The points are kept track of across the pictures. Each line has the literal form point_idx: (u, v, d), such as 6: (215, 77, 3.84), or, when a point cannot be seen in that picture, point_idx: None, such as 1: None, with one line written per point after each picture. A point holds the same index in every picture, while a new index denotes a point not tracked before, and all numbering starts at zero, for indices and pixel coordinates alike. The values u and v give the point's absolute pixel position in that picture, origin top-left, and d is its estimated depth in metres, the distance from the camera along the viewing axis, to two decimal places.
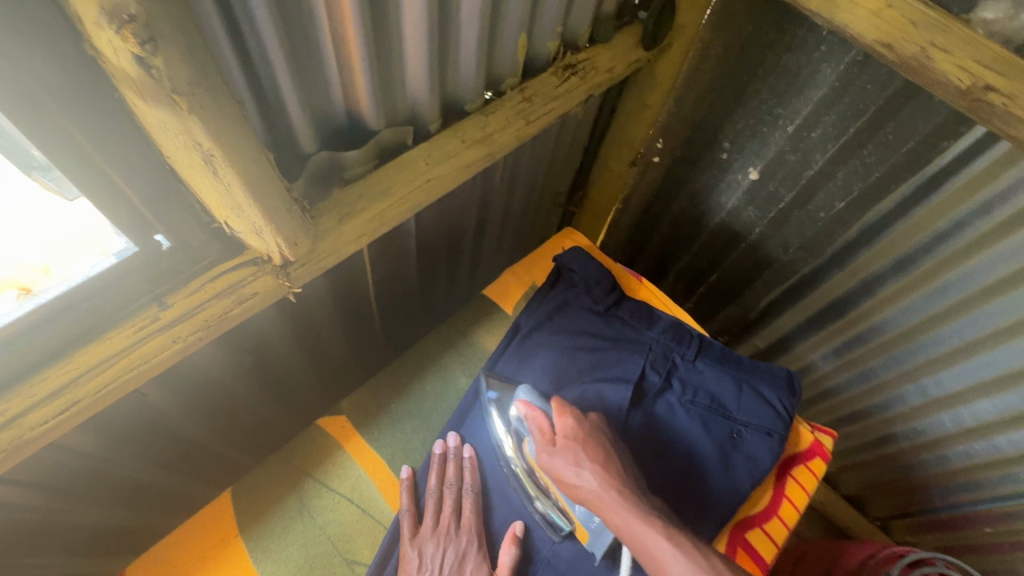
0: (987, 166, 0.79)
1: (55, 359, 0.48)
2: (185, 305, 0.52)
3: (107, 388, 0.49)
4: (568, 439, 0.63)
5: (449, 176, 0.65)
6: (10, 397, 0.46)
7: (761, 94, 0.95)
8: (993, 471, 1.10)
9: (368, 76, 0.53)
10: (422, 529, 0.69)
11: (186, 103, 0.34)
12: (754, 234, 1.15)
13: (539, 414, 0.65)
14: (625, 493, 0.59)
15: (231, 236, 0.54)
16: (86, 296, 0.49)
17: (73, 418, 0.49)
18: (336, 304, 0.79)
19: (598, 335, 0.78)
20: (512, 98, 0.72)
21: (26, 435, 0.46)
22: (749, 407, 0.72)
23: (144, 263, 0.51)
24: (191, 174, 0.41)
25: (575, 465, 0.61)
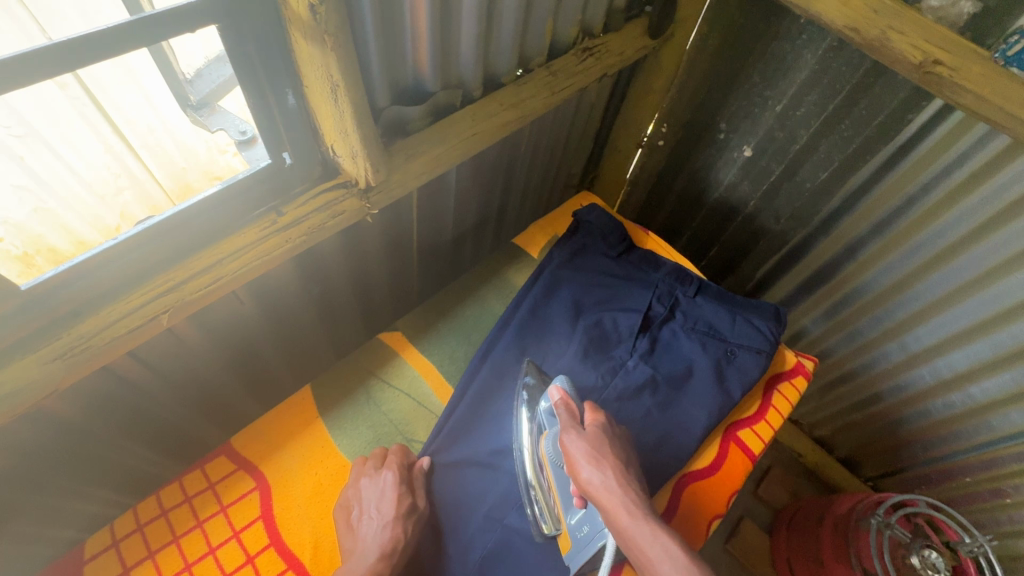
0: (945, 134, 0.92)
1: (205, 245, 0.62)
2: (298, 214, 0.66)
3: (242, 270, 0.63)
4: (595, 434, 0.69)
5: (489, 133, 0.80)
6: (177, 268, 0.60)
7: (752, 78, 1.09)
8: (970, 420, 1.21)
9: (433, 43, 0.67)
10: (359, 482, 0.77)
11: (333, 42, 0.50)
12: (749, 207, 1.28)
13: (571, 403, 0.73)
14: (632, 496, 0.63)
15: (332, 158, 0.68)
16: (233, 196, 0.62)
17: (216, 292, 0.63)
18: (384, 245, 0.93)
19: (612, 276, 0.91)
20: (540, 73, 0.86)
21: (188, 297, 0.60)
22: (742, 331, 0.84)
23: (274, 175, 0.64)
24: (319, 103, 0.57)
25: (596, 457, 0.66)
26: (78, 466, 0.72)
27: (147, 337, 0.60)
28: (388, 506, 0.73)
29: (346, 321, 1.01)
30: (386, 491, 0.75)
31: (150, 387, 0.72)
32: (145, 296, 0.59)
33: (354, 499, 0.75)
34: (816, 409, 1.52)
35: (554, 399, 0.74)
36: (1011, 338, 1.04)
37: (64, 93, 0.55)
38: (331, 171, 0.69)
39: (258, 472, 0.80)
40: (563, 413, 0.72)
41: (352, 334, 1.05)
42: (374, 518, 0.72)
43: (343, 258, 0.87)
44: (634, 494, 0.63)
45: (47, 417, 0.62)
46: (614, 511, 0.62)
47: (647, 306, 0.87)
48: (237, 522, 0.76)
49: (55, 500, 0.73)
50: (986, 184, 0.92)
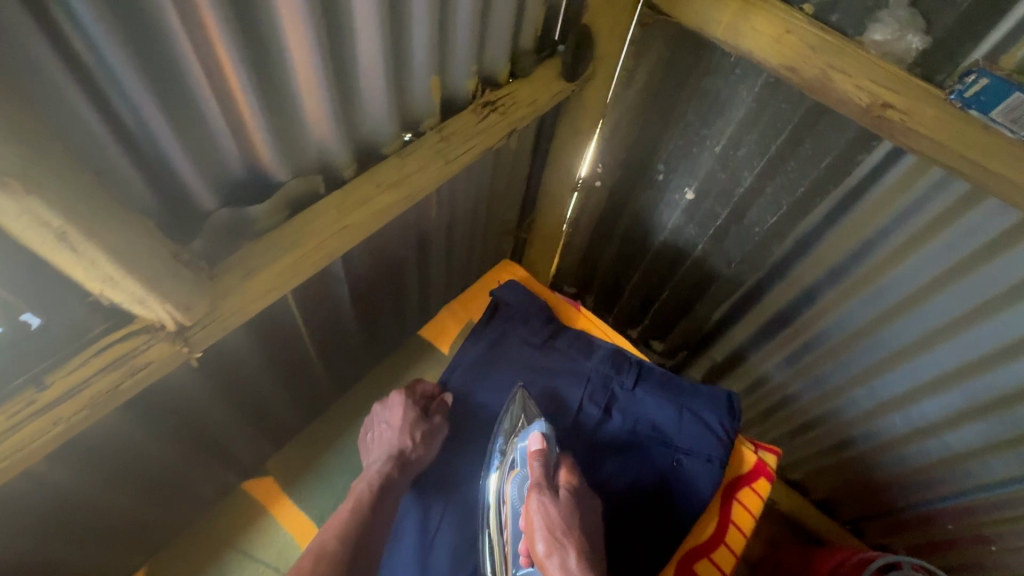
0: (899, 177, 0.82)
1: None
2: (66, 384, 0.51)
3: None
4: (567, 501, 0.63)
5: (365, 222, 0.65)
6: None
7: (687, 116, 0.97)
8: (949, 468, 1.11)
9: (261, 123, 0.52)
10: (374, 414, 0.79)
11: (21, 184, 0.36)
12: (698, 251, 1.17)
13: (549, 458, 0.66)
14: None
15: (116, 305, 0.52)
16: None
17: None
18: (262, 354, 0.77)
19: (539, 370, 0.82)
20: (430, 138, 0.71)
21: None
22: (689, 433, 0.75)
23: (16, 342, 0.49)
24: (46, 253, 0.41)
25: (563, 530, 0.60)
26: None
27: None
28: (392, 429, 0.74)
29: (230, 442, 0.83)
30: (392, 414, 0.76)
31: None
32: None
33: (375, 432, 0.77)
34: (787, 452, 1.42)
35: (530, 449, 0.67)
36: (986, 387, 0.95)
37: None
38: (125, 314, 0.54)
39: None
40: (538, 466, 0.66)
41: (246, 450, 0.88)
42: (386, 447, 0.73)
43: (204, 382, 0.70)
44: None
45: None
46: None
47: (584, 405, 0.78)
48: None
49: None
50: (949, 229, 0.82)
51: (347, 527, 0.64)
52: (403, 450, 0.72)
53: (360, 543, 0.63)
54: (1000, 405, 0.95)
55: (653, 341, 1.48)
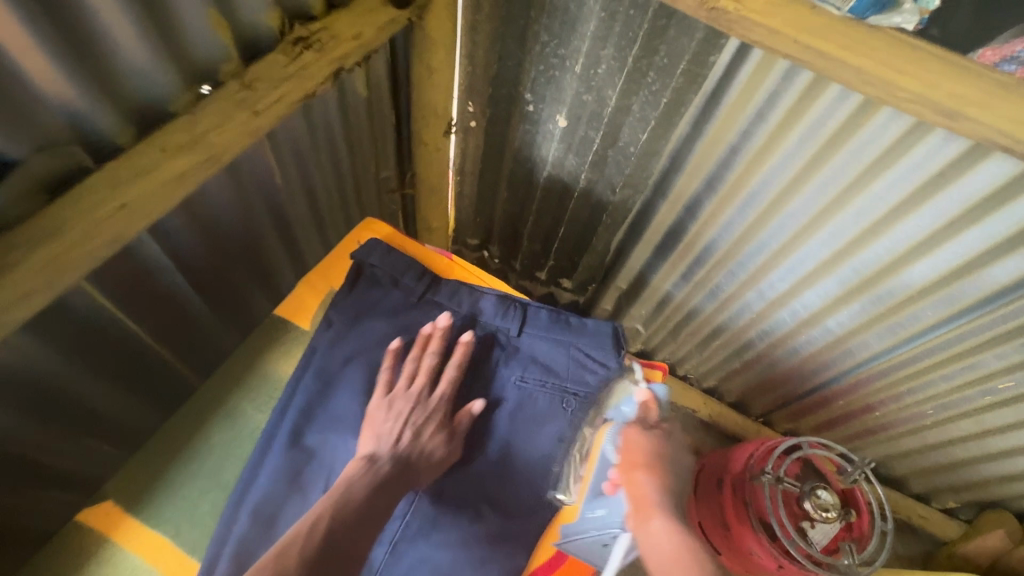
0: (751, 74, 0.80)
1: None
2: None
3: None
4: (658, 434, 0.80)
5: (155, 196, 0.55)
6: None
7: (541, 37, 0.91)
8: (834, 351, 1.19)
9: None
10: (397, 390, 0.83)
11: None
12: (582, 181, 1.13)
13: (654, 405, 0.83)
14: (662, 496, 0.73)
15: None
16: None
17: None
18: (68, 356, 0.67)
19: (468, 374, 0.89)
20: (228, 88, 0.62)
21: None
22: (574, 372, 0.91)
23: None
24: None
25: (655, 449, 0.78)
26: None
27: None
28: (418, 412, 0.81)
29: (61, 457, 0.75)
30: (421, 402, 0.82)
31: None
32: None
33: (398, 403, 0.82)
34: (700, 363, 1.48)
35: (640, 397, 0.83)
36: (854, 271, 1.00)
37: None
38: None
39: None
40: (642, 410, 0.82)
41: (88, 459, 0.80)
42: (405, 427, 0.79)
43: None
44: (658, 495, 0.73)
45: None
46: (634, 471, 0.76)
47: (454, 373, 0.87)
48: None
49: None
50: (803, 120, 0.83)
51: (357, 498, 0.71)
52: (425, 440, 0.79)
53: (369, 509, 0.70)
54: (869, 286, 1.01)
55: (562, 281, 1.46)
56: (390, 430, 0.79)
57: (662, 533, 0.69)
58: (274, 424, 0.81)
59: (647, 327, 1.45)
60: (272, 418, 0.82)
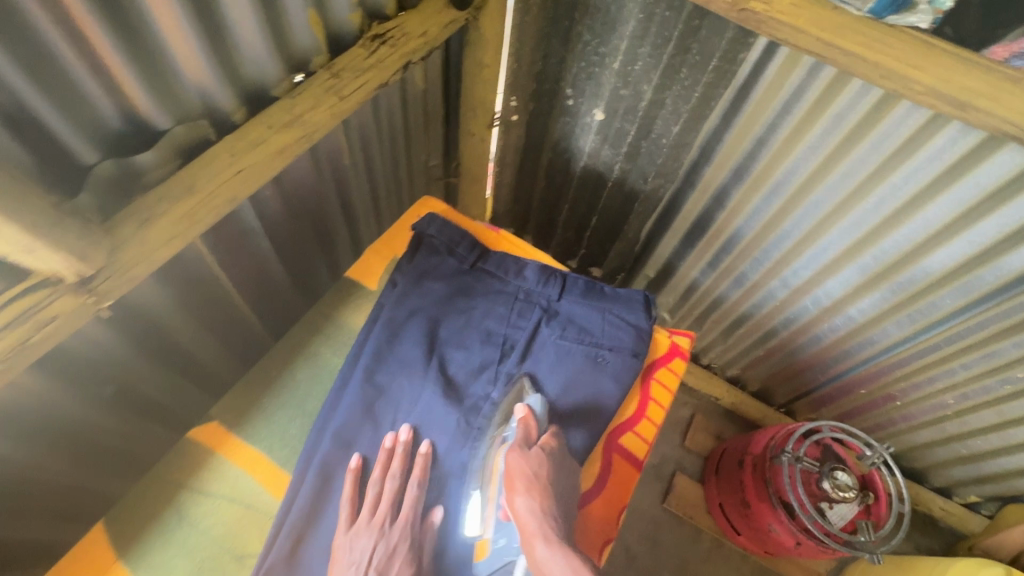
0: (778, 71, 0.87)
1: None
2: None
3: None
4: (536, 460, 0.65)
5: (264, 164, 0.65)
6: None
7: (584, 36, 0.99)
8: (855, 339, 1.24)
9: (120, 58, 0.52)
10: (348, 531, 0.66)
11: None
12: (616, 171, 1.21)
13: (530, 421, 0.68)
14: (549, 523, 0.59)
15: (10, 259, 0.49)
16: None
17: None
18: (186, 312, 0.77)
19: (440, 486, 0.71)
20: (320, 76, 0.72)
21: None
22: (611, 331, 0.79)
23: None
24: None
25: (520, 485, 0.62)
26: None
27: None
28: (376, 550, 0.63)
29: (172, 404, 0.85)
30: (383, 534, 0.65)
31: None
32: None
33: (349, 539, 0.65)
34: (723, 351, 1.53)
35: (520, 415, 0.69)
36: (875, 259, 1.05)
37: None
38: (18, 273, 0.51)
39: None
40: (522, 430, 0.67)
41: (195, 410, 0.90)
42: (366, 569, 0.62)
43: (133, 350, 0.72)
44: (550, 517, 0.60)
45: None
46: (517, 506, 0.61)
47: (473, 338, 0.78)
48: None
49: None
50: (827, 113, 0.89)
51: None
52: None
53: None
54: (890, 273, 1.06)
55: (592, 268, 1.54)
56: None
57: (549, 563, 0.55)
58: (324, 417, 0.73)
59: (673, 315, 1.51)
60: (322, 413, 0.74)
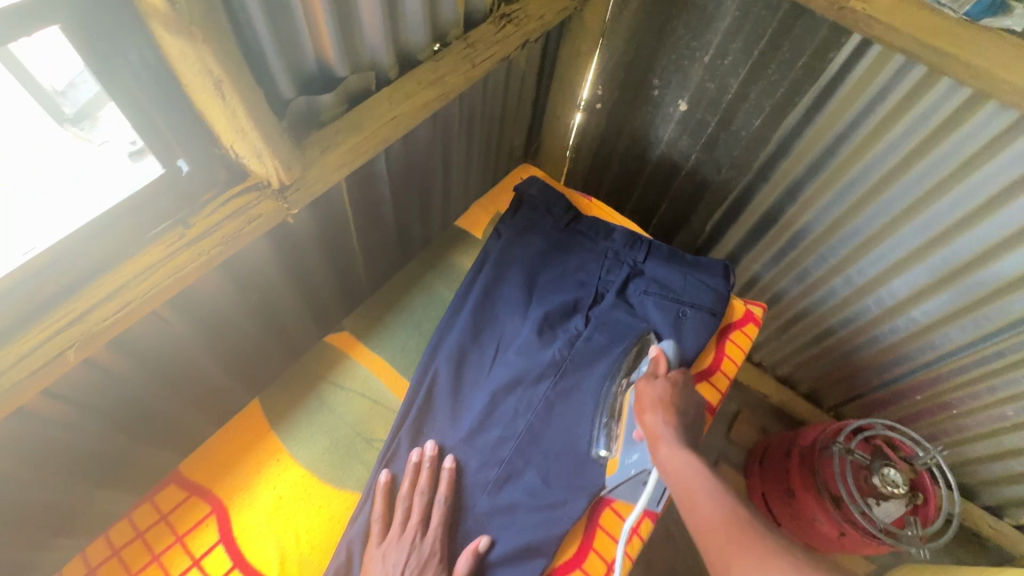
0: (866, 70, 0.93)
1: (85, 284, 0.53)
2: (207, 224, 0.58)
3: (115, 315, 0.52)
4: (666, 382, 0.70)
5: (411, 114, 0.76)
6: (72, 303, 0.51)
7: (678, 31, 1.07)
8: (915, 342, 1.26)
9: (330, 20, 0.62)
10: (375, 551, 0.61)
11: (199, 32, 0.46)
12: (691, 161, 1.29)
13: (662, 357, 0.73)
14: (675, 431, 0.64)
15: (236, 160, 0.60)
16: (127, 211, 0.54)
17: (124, 323, 0.53)
18: (323, 246, 0.88)
19: (469, 510, 0.68)
20: (457, 46, 0.82)
21: (96, 327, 0.51)
22: (692, 290, 0.85)
23: (169, 186, 0.57)
24: (204, 101, 0.52)
25: (655, 404, 0.66)
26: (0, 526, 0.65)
27: (51, 381, 0.50)
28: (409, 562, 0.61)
29: (298, 330, 0.96)
30: (417, 545, 0.62)
31: (72, 419, 0.66)
32: (39, 335, 0.49)
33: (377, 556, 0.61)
34: (776, 349, 1.57)
35: (650, 353, 0.74)
36: (944, 260, 1.07)
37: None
38: (239, 175, 0.62)
39: (212, 494, 0.65)
40: (652, 363, 0.73)
41: (309, 336, 1.00)
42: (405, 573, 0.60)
43: (282, 272, 0.84)
44: (678, 432, 0.64)
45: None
46: (654, 434, 0.63)
47: (560, 287, 0.84)
48: (196, 551, 0.61)
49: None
50: (911, 112, 0.94)
51: None
52: None
53: None
54: (958, 277, 1.08)
55: None
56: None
57: (672, 458, 0.60)
58: (432, 349, 0.77)
59: None
60: (430, 344, 0.78)
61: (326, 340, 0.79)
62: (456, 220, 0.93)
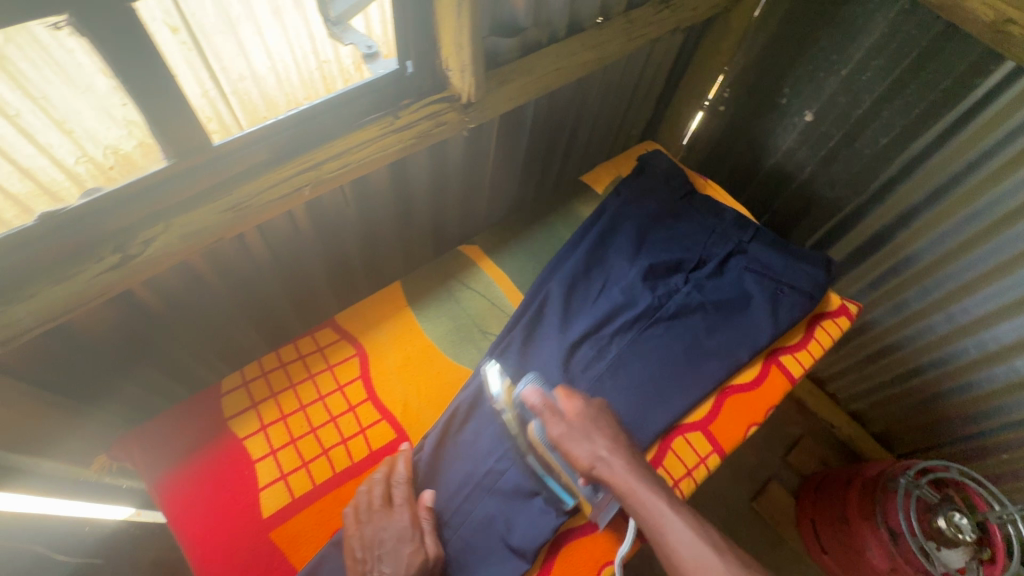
0: (1015, 97, 0.93)
1: (324, 140, 0.68)
2: (410, 119, 0.73)
3: (339, 170, 0.68)
4: (581, 418, 0.68)
5: (570, 70, 0.88)
6: (314, 152, 0.67)
7: (821, 42, 1.12)
8: (1012, 396, 1.19)
9: None
10: (367, 542, 0.63)
11: None
12: (806, 172, 1.32)
13: (542, 395, 0.69)
14: (621, 463, 0.64)
15: (444, 73, 0.74)
16: (361, 94, 0.69)
17: (345, 177, 0.70)
18: (465, 181, 1.02)
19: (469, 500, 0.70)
20: (619, 21, 0.93)
21: (329, 174, 0.67)
22: (794, 273, 0.89)
23: (392, 82, 0.71)
24: (445, 12, 0.66)
25: (588, 443, 0.66)
26: (195, 335, 0.83)
27: (288, 208, 0.67)
28: (402, 552, 0.62)
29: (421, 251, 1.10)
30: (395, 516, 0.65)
31: (265, 267, 0.83)
32: (292, 170, 0.65)
33: (366, 553, 0.62)
34: (853, 381, 1.54)
35: (529, 400, 0.70)
36: None
37: (173, 37, 0.52)
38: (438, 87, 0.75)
39: (356, 342, 0.79)
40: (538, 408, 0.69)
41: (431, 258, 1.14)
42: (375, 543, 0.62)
43: (428, 195, 0.97)
44: (625, 460, 0.65)
45: (187, 277, 0.73)
46: (614, 481, 0.63)
47: (665, 250, 0.91)
48: (342, 381, 0.76)
49: (179, 361, 0.84)
50: None
51: None
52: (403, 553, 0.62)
53: None
54: None
55: None
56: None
57: (652, 505, 0.61)
58: (548, 273, 0.88)
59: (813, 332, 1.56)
60: (546, 270, 0.89)
61: (458, 249, 0.92)
62: (582, 175, 1.05)
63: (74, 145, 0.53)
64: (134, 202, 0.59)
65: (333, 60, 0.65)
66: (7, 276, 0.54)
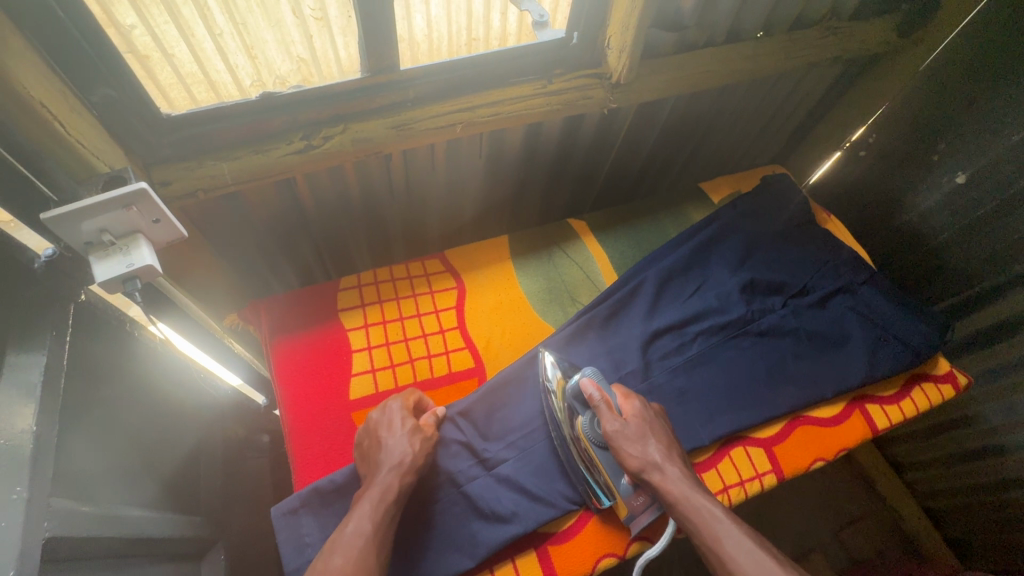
0: None
1: (485, 89, 0.77)
2: (562, 87, 0.80)
3: (493, 117, 0.78)
4: (637, 419, 0.65)
5: (717, 76, 0.90)
6: (474, 98, 0.76)
7: (996, 100, 1.00)
8: None
9: None
10: (368, 419, 0.68)
11: None
12: (940, 239, 1.15)
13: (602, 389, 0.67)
14: (675, 470, 0.61)
15: (604, 50, 0.79)
16: (526, 54, 0.76)
17: (490, 126, 0.79)
18: (588, 161, 1.07)
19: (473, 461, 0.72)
20: (780, 38, 0.93)
21: (480, 118, 0.77)
22: (904, 325, 0.85)
23: (555, 49, 0.78)
24: None
25: (642, 443, 0.63)
26: (329, 235, 0.95)
27: (438, 141, 0.78)
28: (396, 427, 0.66)
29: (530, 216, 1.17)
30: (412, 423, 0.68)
31: (401, 193, 0.93)
32: (456, 106, 0.76)
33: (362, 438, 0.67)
34: (933, 477, 1.36)
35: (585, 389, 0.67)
36: None
37: None
38: (595, 62, 0.81)
39: (458, 277, 0.87)
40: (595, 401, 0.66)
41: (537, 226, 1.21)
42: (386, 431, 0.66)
43: (550, 165, 1.03)
44: (679, 471, 0.61)
45: (338, 182, 0.84)
46: (671, 491, 0.59)
47: (769, 270, 0.90)
48: (441, 307, 0.84)
49: (307, 253, 0.99)
50: None
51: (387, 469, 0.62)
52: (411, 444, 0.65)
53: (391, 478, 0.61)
54: None
55: None
56: (391, 450, 0.63)
57: (717, 531, 0.55)
58: (647, 263, 0.90)
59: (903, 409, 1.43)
60: (645, 260, 0.91)
61: (569, 221, 0.98)
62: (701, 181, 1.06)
63: (254, 69, 0.65)
64: (323, 102, 0.71)
65: (482, 38, 0.73)
66: (225, 140, 0.70)
